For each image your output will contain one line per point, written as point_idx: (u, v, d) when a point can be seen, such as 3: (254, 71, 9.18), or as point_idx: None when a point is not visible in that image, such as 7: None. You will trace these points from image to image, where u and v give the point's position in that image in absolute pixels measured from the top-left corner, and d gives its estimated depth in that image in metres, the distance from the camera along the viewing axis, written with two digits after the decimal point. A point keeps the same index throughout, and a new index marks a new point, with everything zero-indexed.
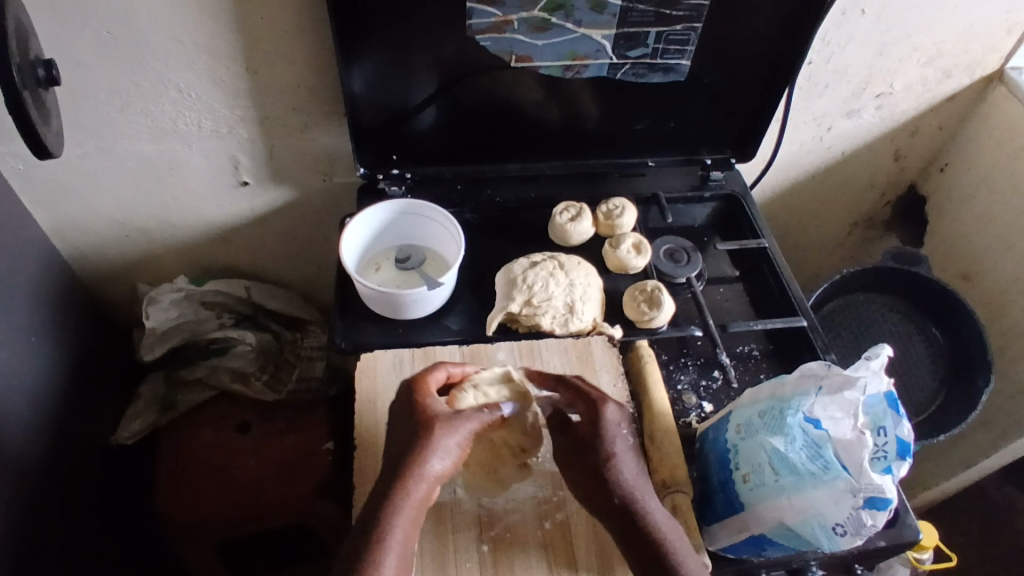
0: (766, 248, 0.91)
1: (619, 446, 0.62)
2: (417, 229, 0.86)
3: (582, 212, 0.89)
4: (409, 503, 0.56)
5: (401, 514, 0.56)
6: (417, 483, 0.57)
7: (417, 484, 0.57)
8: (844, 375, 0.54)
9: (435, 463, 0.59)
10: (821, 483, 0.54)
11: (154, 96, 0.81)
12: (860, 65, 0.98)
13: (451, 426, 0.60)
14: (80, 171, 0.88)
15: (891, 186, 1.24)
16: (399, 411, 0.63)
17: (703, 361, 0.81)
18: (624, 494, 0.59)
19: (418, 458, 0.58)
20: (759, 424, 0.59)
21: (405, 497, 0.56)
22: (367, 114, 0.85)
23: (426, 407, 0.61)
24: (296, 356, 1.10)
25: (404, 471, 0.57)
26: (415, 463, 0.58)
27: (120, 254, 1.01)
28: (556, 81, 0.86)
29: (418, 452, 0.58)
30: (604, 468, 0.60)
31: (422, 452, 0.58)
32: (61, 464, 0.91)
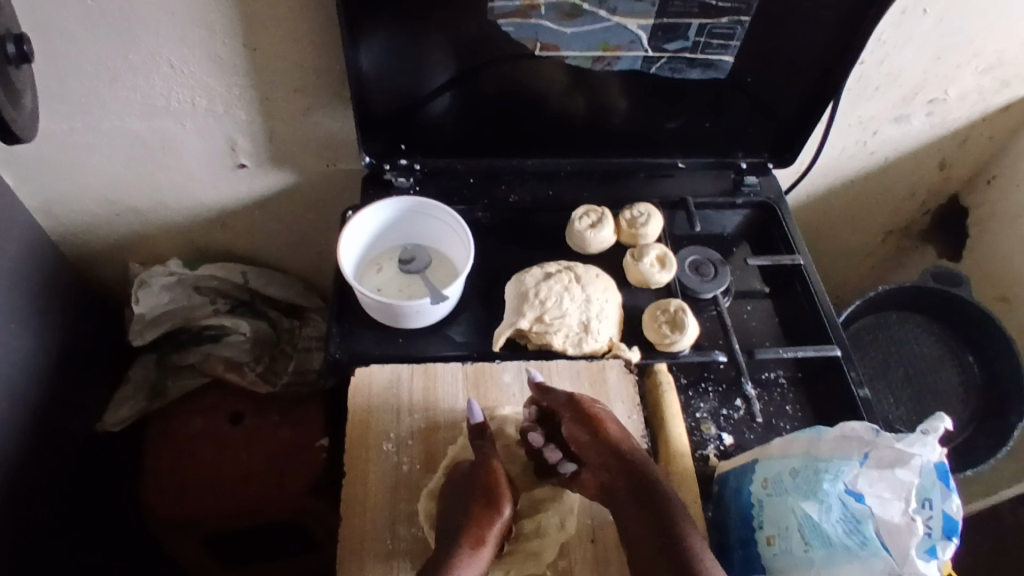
0: (800, 265, 0.83)
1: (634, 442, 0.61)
2: (424, 229, 0.79)
3: (604, 217, 0.82)
4: (477, 559, 0.54)
5: (471, 561, 0.54)
6: (484, 543, 0.55)
7: (488, 541, 0.55)
8: (894, 450, 0.48)
9: (501, 516, 0.57)
10: (856, 559, 0.48)
11: (144, 70, 0.74)
12: (915, 69, 0.89)
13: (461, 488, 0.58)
14: (68, 147, 0.82)
15: (934, 195, 1.15)
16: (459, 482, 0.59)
17: (725, 387, 0.75)
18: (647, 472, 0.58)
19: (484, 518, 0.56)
20: (789, 483, 0.53)
21: (475, 553, 0.54)
22: (375, 101, 0.78)
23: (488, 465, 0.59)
24: (292, 347, 1.04)
25: (471, 516, 0.56)
26: (484, 519, 0.56)
27: (109, 233, 0.95)
28: (583, 73, 0.78)
29: (487, 512, 0.56)
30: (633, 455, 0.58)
31: (487, 507, 0.57)
32: (44, 453, 0.87)
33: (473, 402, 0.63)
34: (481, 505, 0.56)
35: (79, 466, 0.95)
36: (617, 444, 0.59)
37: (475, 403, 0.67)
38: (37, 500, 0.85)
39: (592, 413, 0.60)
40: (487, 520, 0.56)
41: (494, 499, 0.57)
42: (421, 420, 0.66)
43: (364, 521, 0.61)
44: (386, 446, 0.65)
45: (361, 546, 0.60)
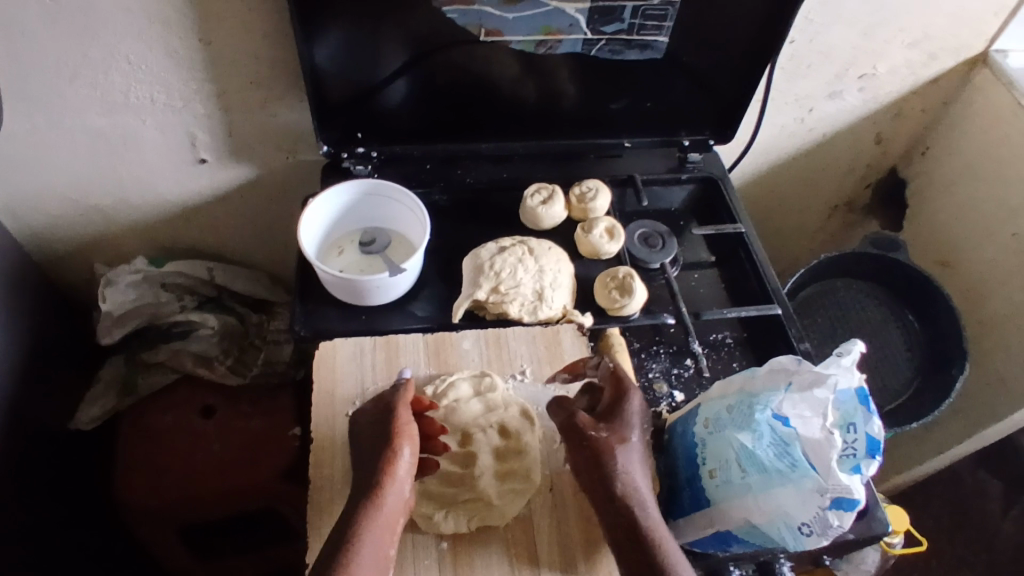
0: (742, 233, 0.88)
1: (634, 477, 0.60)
2: (383, 211, 0.82)
3: (555, 194, 0.86)
4: (387, 507, 0.56)
5: (382, 511, 0.56)
6: (389, 486, 0.57)
7: (392, 485, 0.57)
8: (814, 373, 0.53)
9: (401, 457, 0.59)
10: (788, 481, 0.52)
11: (102, 67, 0.77)
12: (842, 46, 0.95)
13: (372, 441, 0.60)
14: (30, 146, 0.83)
15: (873, 168, 1.22)
16: (366, 435, 0.61)
17: (675, 349, 0.79)
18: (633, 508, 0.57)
19: (386, 464, 0.58)
20: (726, 419, 0.57)
21: (381, 502, 0.56)
22: (331, 90, 0.81)
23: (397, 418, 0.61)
24: (261, 339, 1.06)
25: (374, 470, 0.58)
26: (385, 463, 0.58)
27: (74, 233, 0.96)
28: (529, 58, 0.82)
29: (386, 455, 0.58)
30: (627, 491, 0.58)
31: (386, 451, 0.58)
32: (17, 451, 0.88)
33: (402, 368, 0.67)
34: (382, 453, 0.59)
35: (52, 465, 0.96)
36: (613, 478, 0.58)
37: (436, 368, 0.70)
38: (12, 497, 0.86)
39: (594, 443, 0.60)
40: (385, 461, 0.58)
41: (391, 443, 0.59)
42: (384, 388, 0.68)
43: (331, 485, 0.64)
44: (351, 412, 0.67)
45: (329, 507, 0.63)
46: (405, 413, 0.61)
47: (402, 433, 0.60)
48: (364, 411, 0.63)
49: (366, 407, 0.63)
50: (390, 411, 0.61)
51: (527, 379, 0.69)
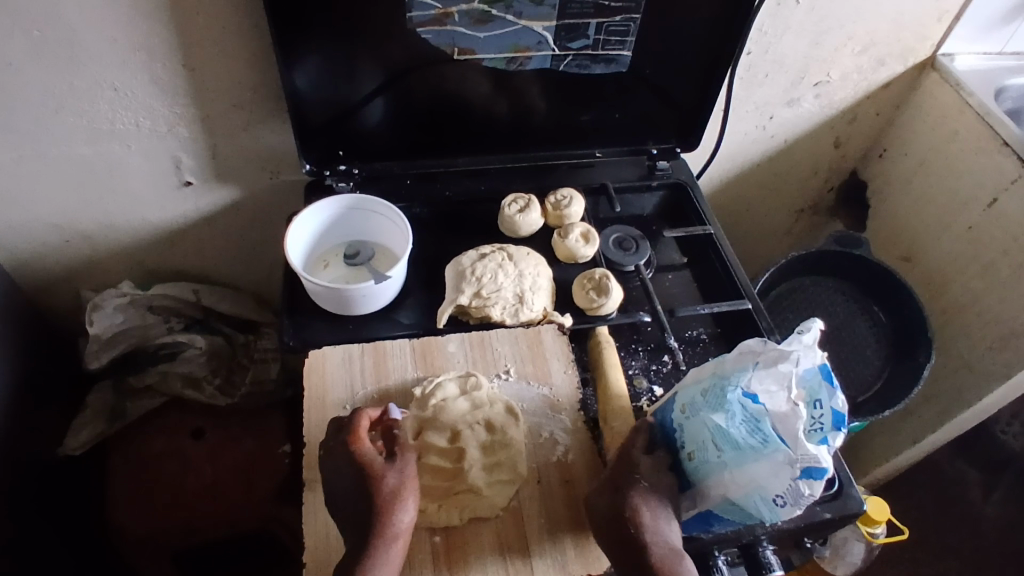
0: (711, 234, 0.92)
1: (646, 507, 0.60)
2: (366, 225, 0.85)
3: (531, 203, 0.90)
4: (391, 562, 0.58)
5: (387, 559, 0.57)
6: (394, 544, 0.58)
7: (396, 542, 0.58)
8: (777, 350, 0.55)
9: (405, 518, 0.59)
10: (761, 456, 0.55)
11: (88, 96, 0.79)
12: (797, 55, 1.01)
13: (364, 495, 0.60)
14: (16, 176, 0.85)
15: (834, 171, 1.27)
16: (349, 476, 0.61)
17: (653, 346, 0.82)
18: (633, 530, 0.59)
19: (388, 516, 0.59)
20: (702, 402, 0.60)
21: (387, 556, 0.58)
22: (312, 111, 0.84)
23: (391, 476, 0.61)
24: (248, 359, 1.07)
25: (373, 511, 0.59)
26: (385, 523, 0.58)
27: (61, 260, 0.98)
28: (501, 74, 0.86)
29: (389, 516, 0.59)
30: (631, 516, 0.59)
31: (391, 506, 0.59)
32: (7, 479, 0.88)
33: (394, 406, 0.66)
34: (387, 507, 0.59)
35: (40, 493, 0.96)
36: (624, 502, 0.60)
37: (424, 371, 0.72)
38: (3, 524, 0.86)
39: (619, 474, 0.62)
40: (387, 521, 0.58)
41: (391, 504, 0.59)
42: (375, 391, 0.71)
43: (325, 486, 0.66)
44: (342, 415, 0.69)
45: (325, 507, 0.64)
46: (396, 470, 0.62)
47: (403, 491, 0.61)
48: (364, 451, 0.62)
49: (364, 444, 0.62)
50: (386, 471, 0.61)
51: (511, 377, 0.73)
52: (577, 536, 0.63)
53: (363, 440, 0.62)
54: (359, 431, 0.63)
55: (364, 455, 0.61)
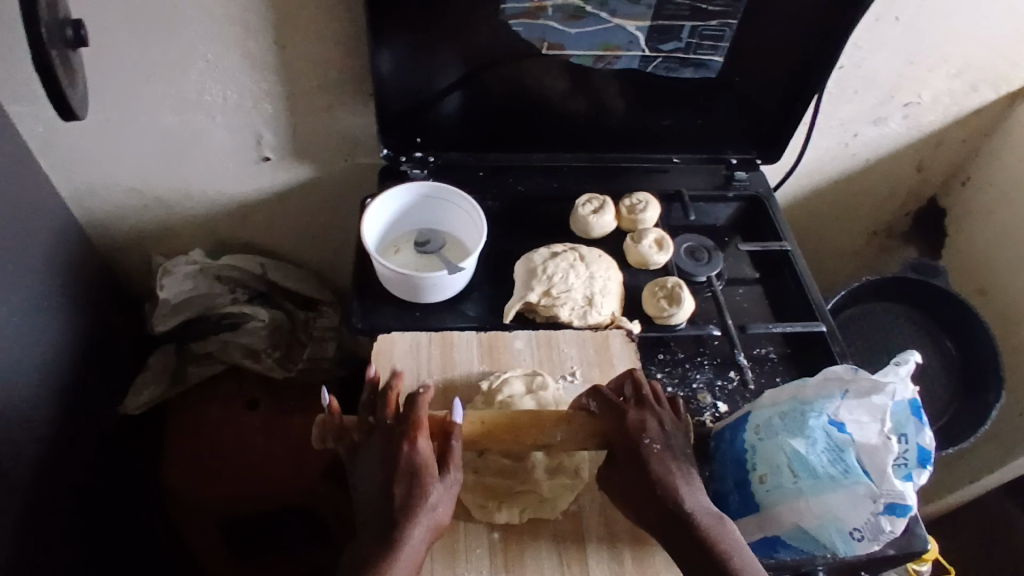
0: (787, 251, 0.90)
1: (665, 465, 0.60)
2: (439, 213, 0.85)
3: (605, 204, 0.88)
4: (411, 547, 0.55)
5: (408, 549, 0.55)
6: (414, 529, 0.56)
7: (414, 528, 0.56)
8: (871, 379, 0.53)
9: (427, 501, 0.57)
10: (841, 486, 0.53)
11: (181, 65, 0.81)
12: (890, 73, 0.97)
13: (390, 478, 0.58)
14: (105, 139, 0.88)
15: (913, 196, 1.23)
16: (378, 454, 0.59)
17: (720, 361, 0.80)
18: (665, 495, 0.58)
19: (411, 502, 0.56)
20: (779, 425, 0.58)
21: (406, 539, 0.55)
22: (393, 97, 0.84)
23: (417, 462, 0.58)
24: (307, 336, 1.09)
25: (399, 529, 0.55)
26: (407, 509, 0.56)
27: (137, 224, 1.00)
28: (585, 71, 0.85)
29: (410, 496, 0.57)
30: (659, 483, 0.59)
31: (414, 487, 0.57)
32: (71, 430, 0.91)
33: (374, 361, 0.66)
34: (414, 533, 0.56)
35: (100, 447, 0.99)
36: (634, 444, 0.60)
37: (488, 365, 0.72)
38: (63, 474, 0.89)
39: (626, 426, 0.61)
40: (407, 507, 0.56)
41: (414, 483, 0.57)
42: (440, 381, 0.71)
43: None
44: None
45: None
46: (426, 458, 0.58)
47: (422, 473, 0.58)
48: (419, 449, 0.58)
49: (421, 438, 0.59)
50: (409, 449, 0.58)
51: (577, 381, 0.72)
52: (636, 547, 0.62)
53: (421, 434, 0.59)
54: (418, 422, 0.59)
55: (415, 457, 0.58)
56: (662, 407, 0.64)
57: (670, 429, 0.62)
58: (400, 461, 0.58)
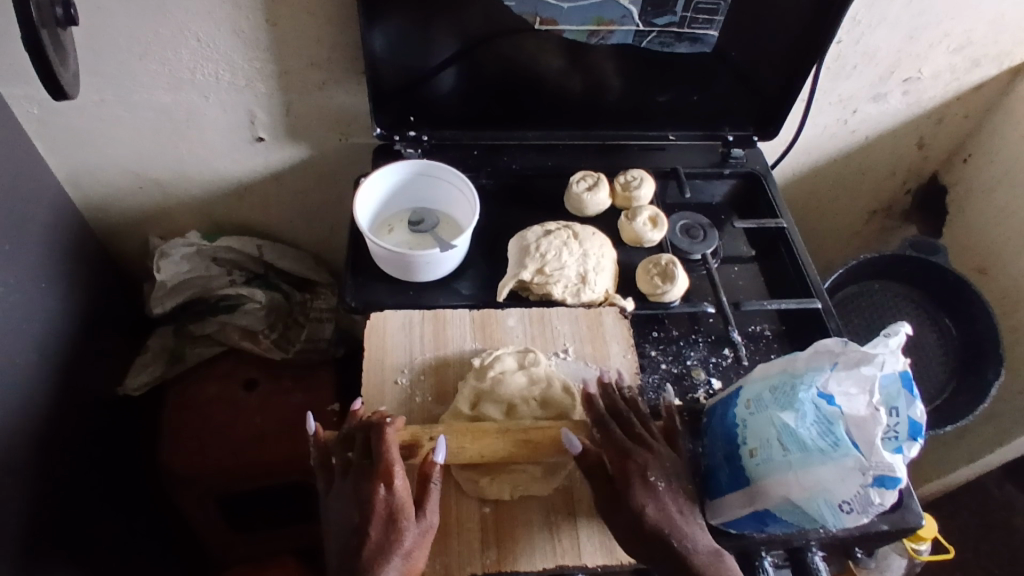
0: (784, 228, 0.89)
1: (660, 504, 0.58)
2: (433, 192, 0.85)
3: (600, 181, 0.88)
4: None
5: None
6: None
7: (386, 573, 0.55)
8: (860, 351, 0.53)
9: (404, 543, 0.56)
10: (829, 459, 0.52)
11: (172, 44, 0.80)
12: (889, 48, 0.96)
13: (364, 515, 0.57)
14: (99, 119, 0.87)
15: (913, 174, 1.22)
16: (353, 486, 0.59)
17: (714, 338, 0.81)
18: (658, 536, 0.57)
19: (386, 546, 0.56)
20: (769, 399, 0.58)
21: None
22: (387, 74, 0.83)
23: (390, 500, 0.57)
24: (304, 317, 1.10)
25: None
26: (381, 552, 0.55)
27: (133, 205, 1.00)
28: (579, 47, 0.84)
29: (387, 538, 0.56)
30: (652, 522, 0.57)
31: (390, 530, 0.56)
32: (71, 410, 0.92)
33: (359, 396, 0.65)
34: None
35: (100, 427, 1.00)
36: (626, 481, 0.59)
37: (481, 341, 0.73)
38: (65, 454, 0.90)
39: (621, 462, 0.60)
40: (381, 550, 0.55)
41: (390, 527, 0.56)
42: (432, 358, 0.71)
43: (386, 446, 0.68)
44: (400, 379, 0.69)
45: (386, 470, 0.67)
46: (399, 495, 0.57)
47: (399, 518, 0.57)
48: (391, 492, 0.57)
49: (394, 482, 0.57)
50: (381, 493, 0.57)
51: (569, 357, 0.72)
52: None
53: (393, 478, 0.57)
54: (391, 464, 0.58)
55: (387, 501, 0.57)
56: (659, 443, 0.62)
57: (666, 465, 0.61)
58: (372, 503, 0.57)
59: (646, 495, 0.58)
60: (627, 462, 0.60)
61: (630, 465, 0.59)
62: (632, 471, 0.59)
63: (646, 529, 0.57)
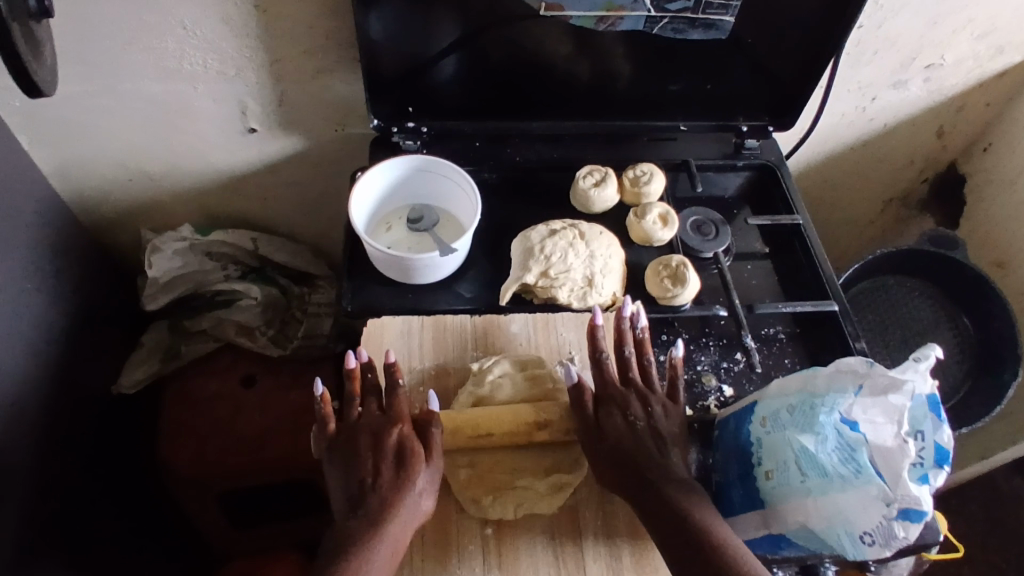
0: (799, 225, 0.85)
1: (659, 449, 0.61)
2: (433, 188, 0.81)
3: (608, 176, 0.84)
4: (395, 529, 0.56)
5: (390, 534, 0.56)
6: (397, 516, 0.57)
7: (399, 512, 0.57)
8: (888, 377, 0.49)
9: (418, 482, 0.58)
10: (852, 487, 0.50)
11: (158, 32, 0.75)
12: (913, 33, 0.90)
13: (375, 458, 0.59)
14: (84, 111, 0.83)
15: (931, 163, 1.17)
16: (360, 436, 0.60)
17: (726, 342, 0.78)
18: (658, 478, 0.59)
19: (399, 486, 0.58)
20: (787, 419, 0.55)
21: (389, 523, 0.56)
22: (383, 64, 0.79)
23: (401, 442, 0.60)
24: (302, 311, 1.07)
25: (386, 515, 0.56)
26: (394, 494, 0.57)
27: (123, 197, 0.97)
28: (588, 34, 0.79)
29: (400, 478, 0.58)
30: (649, 466, 0.59)
31: (404, 471, 0.58)
32: (63, 412, 0.90)
33: (355, 348, 0.64)
34: (397, 521, 0.56)
35: (95, 426, 0.97)
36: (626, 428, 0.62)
37: (482, 352, 0.70)
38: (59, 458, 0.87)
39: (623, 406, 0.63)
40: (395, 490, 0.57)
41: (403, 469, 0.58)
42: (431, 366, 0.69)
43: None
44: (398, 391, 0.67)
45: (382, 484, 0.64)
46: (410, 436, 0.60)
47: (412, 458, 0.59)
48: (403, 435, 0.60)
49: (405, 426, 0.61)
50: (396, 436, 0.60)
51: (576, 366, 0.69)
52: (636, 544, 0.60)
53: (404, 425, 0.61)
54: (400, 413, 0.62)
55: (399, 444, 0.59)
56: (655, 393, 0.64)
57: (665, 413, 0.63)
58: (384, 447, 0.59)
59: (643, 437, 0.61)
60: (630, 411, 0.63)
61: (633, 412, 0.62)
62: (631, 417, 0.62)
63: (646, 471, 0.59)
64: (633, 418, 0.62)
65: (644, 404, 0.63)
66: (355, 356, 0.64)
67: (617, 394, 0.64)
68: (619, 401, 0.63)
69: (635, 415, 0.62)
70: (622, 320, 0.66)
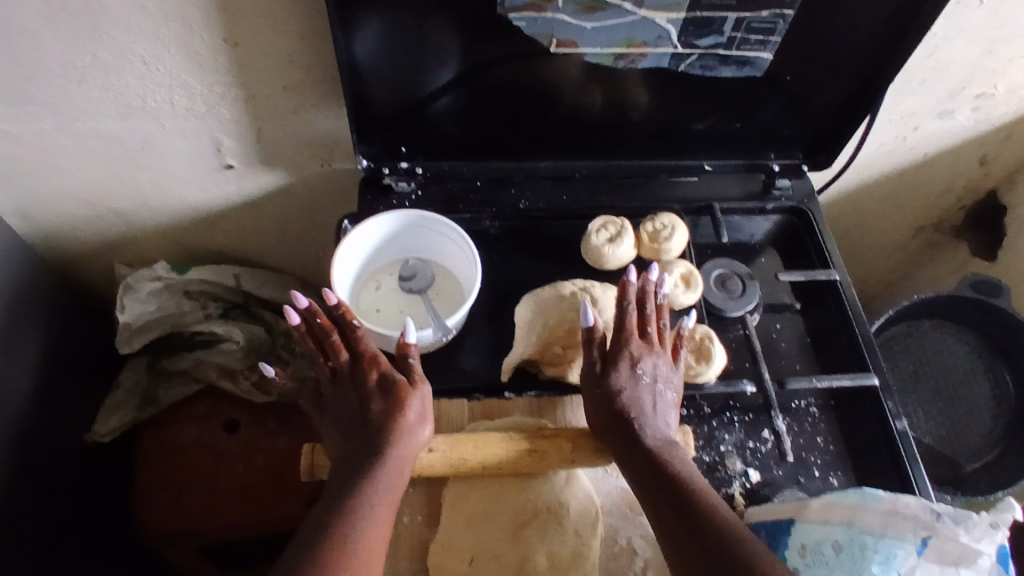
0: (836, 281, 0.77)
1: (644, 394, 0.61)
2: (429, 243, 0.73)
3: (624, 230, 0.76)
4: (391, 466, 0.58)
5: (384, 471, 0.57)
6: (391, 451, 0.58)
7: (394, 447, 0.58)
8: (960, 547, 0.47)
9: (408, 419, 0.59)
10: None
11: (115, 69, 0.67)
12: (966, 62, 0.80)
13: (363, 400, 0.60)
14: (40, 149, 0.75)
15: (971, 191, 1.07)
16: (343, 389, 0.62)
17: (752, 418, 0.70)
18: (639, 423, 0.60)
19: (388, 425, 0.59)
20: (833, 559, 0.52)
21: (384, 459, 0.57)
22: (372, 103, 0.70)
23: (385, 381, 0.61)
24: (289, 353, 0.98)
25: (381, 440, 0.58)
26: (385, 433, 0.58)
27: (90, 233, 0.89)
28: (602, 71, 0.70)
29: (389, 419, 0.59)
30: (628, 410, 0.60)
31: (392, 409, 0.59)
32: (32, 471, 0.83)
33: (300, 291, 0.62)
34: (396, 451, 0.58)
35: (67, 480, 0.91)
36: (612, 374, 0.62)
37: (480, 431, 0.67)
38: (26, 522, 0.81)
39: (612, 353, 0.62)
40: (387, 427, 0.59)
41: (391, 409, 0.59)
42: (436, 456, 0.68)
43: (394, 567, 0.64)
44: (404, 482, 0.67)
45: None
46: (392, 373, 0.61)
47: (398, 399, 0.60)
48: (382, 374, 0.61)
49: (382, 366, 0.62)
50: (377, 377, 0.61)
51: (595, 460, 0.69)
52: None
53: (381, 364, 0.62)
54: (373, 352, 0.62)
55: (381, 381, 0.61)
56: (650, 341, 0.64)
57: (650, 358, 0.63)
58: (367, 386, 0.61)
59: (636, 387, 0.61)
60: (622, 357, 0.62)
61: (625, 356, 0.62)
62: (622, 368, 0.62)
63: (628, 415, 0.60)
64: (622, 366, 0.62)
65: (634, 352, 0.62)
66: (306, 302, 0.62)
67: (622, 342, 0.63)
68: (617, 348, 0.63)
69: (622, 364, 0.62)
70: (650, 282, 0.65)
